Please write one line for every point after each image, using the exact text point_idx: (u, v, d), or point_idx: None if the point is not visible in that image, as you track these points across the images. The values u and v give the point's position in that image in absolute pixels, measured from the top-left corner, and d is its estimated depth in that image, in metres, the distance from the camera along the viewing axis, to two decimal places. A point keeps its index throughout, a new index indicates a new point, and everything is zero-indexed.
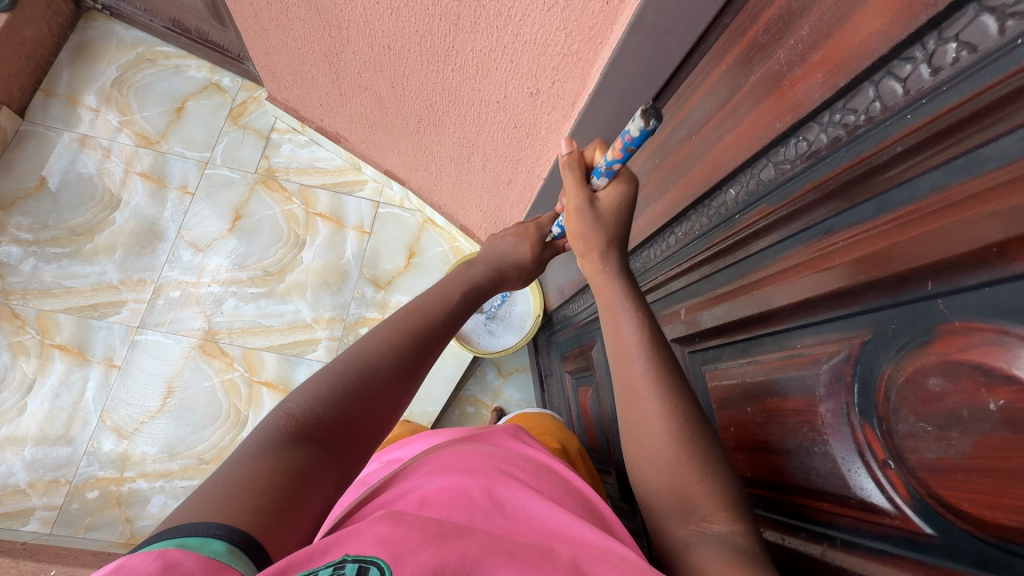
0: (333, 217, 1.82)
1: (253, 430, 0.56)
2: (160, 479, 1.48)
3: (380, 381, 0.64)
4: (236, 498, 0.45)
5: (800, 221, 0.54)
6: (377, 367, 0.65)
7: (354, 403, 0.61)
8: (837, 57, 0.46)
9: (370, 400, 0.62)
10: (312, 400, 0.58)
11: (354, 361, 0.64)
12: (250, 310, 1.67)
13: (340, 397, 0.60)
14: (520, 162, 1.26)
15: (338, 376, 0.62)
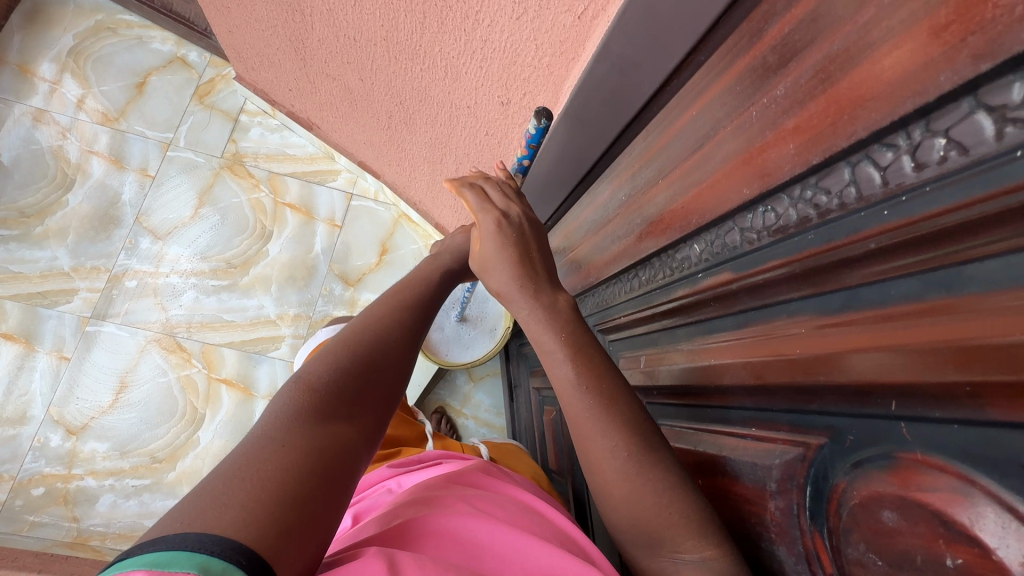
0: (303, 208, 1.73)
1: (272, 406, 0.56)
2: (110, 477, 1.43)
3: (393, 359, 0.67)
4: (267, 488, 0.45)
5: (764, 297, 0.48)
6: (386, 344, 0.68)
7: (371, 380, 0.63)
8: (811, 130, 0.40)
9: (386, 377, 0.65)
10: (327, 377, 0.60)
11: (366, 338, 0.67)
12: (211, 304, 1.60)
13: (357, 375, 0.62)
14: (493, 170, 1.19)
15: (353, 353, 0.64)
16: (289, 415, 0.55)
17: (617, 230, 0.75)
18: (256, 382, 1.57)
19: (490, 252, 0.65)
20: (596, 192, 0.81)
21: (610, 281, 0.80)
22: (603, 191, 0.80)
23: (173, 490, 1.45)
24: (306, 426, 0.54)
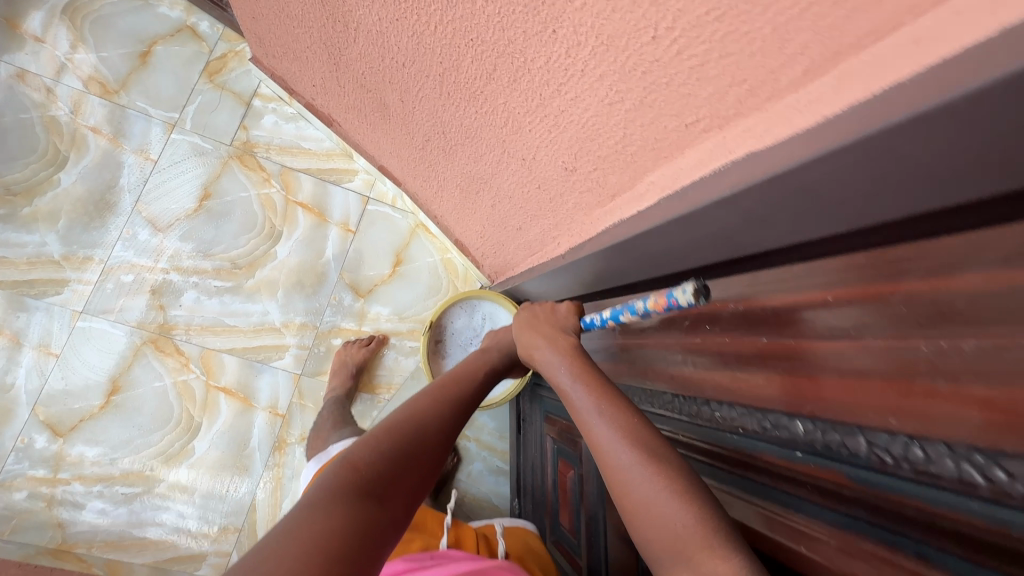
0: (315, 208, 1.63)
1: (323, 478, 0.68)
2: (99, 483, 1.38)
3: (433, 444, 0.79)
4: (308, 552, 0.56)
5: (894, 525, 0.44)
6: (428, 429, 0.79)
7: (410, 464, 0.74)
8: (1007, 415, 0.36)
9: (424, 462, 0.76)
10: (375, 458, 0.72)
11: (412, 425, 0.78)
12: (213, 306, 1.51)
13: (399, 460, 0.73)
14: (536, 218, 1.11)
15: (401, 437, 0.76)
16: (341, 488, 0.66)
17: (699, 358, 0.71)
18: (257, 393, 1.51)
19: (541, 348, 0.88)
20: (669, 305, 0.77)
21: (676, 395, 0.76)
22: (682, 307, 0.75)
23: (165, 499, 1.41)
24: (353, 501, 0.65)
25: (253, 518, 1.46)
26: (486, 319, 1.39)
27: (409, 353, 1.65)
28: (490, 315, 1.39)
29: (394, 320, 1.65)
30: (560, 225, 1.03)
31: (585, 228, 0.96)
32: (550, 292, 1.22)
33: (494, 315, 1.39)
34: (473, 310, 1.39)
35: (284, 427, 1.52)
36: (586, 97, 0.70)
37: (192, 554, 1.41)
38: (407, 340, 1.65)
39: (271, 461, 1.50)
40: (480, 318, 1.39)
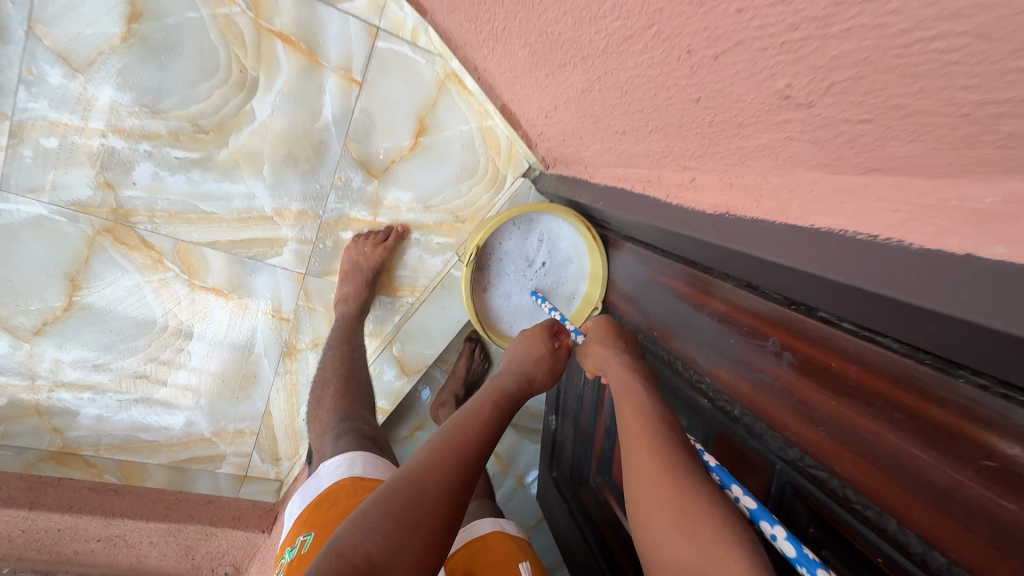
0: (302, 43, 1.11)
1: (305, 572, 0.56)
2: (88, 391, 1.21)
3: (437, 500, 0.62)
4: None
5: None
6: (430, 481, 0.64)
7: (404, 534, 0.59)
8: None
9: (426, 523, 0.61)
10: (360, 528, 0.58)
11: (410, 481, 0.63)
12: (179, 187, 1.14)
13: (393, 527, 0.59)
14: (654, 135, 0.70)
15: (394, 497, 0.61)
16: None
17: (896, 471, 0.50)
18: (253, 294, 1.25)
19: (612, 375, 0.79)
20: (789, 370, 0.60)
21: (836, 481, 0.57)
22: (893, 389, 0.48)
23: (168, 404, 1.27)
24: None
25: (270, 421, 1.36)
26: (542, 236, 1.10)
27: (437, 252, 1.33)
28: (550, 229, 1.09)
29: (417, 210, 1.29)
30: (702, 161, 0.64)
31: (752, 185, 0.57)
32: (646, 232, 0.86)
33: (556, 229, 1.09)
34: (527, 226, 1.08)
35: (292, 332, 1.30)
36: (975, 20, 0.26)
37: (210, 455, 1.33)
38: (434, 235, 1.32)
39: (281, 367, 1.32)
40: (536, 236, 1.09)
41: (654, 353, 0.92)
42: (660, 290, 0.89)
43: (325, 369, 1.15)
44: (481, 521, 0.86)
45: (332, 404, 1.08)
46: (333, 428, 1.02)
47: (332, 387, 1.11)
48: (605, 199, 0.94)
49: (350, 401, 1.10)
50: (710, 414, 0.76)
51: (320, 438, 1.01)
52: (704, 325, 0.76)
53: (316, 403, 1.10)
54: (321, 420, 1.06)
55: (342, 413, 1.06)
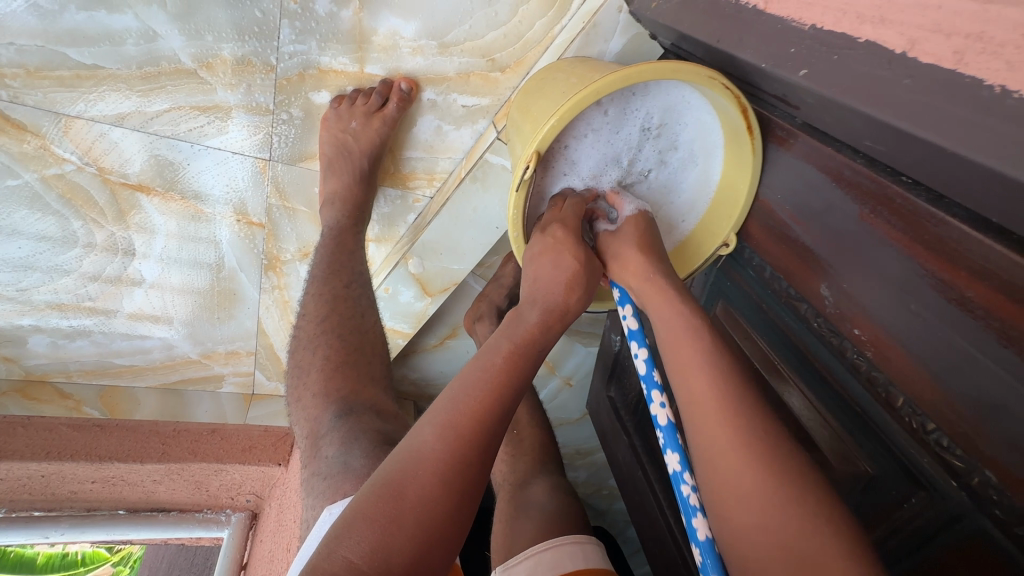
0: None
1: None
2: (26, 316, 0.95)
3: (431, 493, 0.47)
4: None
5: None
6: (420, 467, 0.48)
7: (388, 534, 0.45)
8: None
9: (415, 517, 0.46)
10: (335, 536, 0.45)
11: (396, 470, 0.48)
12: (24, 22, 0.67)
13: (372, 530, 0.45)
14: None
15: (372, 494, 0.47)
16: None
17: None
18: (201, 189, 0.87)
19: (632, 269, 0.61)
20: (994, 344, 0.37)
21: None
22: None
23: (134, 326, 1.02)
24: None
25: (267, 341, 1.09)
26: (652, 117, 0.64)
27: (463, 120, 0.86)
28: (667, 103, 0.63)
29: (426, 53, 0.80)
30: None
31: None
32: (909, 156, 0.39)
33: (677, 103, 0.63)
34: (626, 98, 0.62)
35: (270, 240, 0.95)
36: None
37: (205, 376, 1.12)
38: (457, 93, 0.84)
39: (266, 283, 1.01)
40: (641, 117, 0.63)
41: (829, 345, 0.55)
42: (888, 263, 0.46)
43: (307, 320, 0.81)
44: (559, 542, 0.69)
45: (317, 388, 0.75)
46: (330, 433, 0.69)
47: (320, 359, 0.77)
48: (816, 65, 0.43)
49: (347, 378, 0.76)
50: (966, 513, 0.43)
51: (312, 447, 0.70)
52: (1019, 386, 0.36)
53: (300, 377, 0.77)
54: (308, 411, 0.74)
55: (344, 406, 0.73)
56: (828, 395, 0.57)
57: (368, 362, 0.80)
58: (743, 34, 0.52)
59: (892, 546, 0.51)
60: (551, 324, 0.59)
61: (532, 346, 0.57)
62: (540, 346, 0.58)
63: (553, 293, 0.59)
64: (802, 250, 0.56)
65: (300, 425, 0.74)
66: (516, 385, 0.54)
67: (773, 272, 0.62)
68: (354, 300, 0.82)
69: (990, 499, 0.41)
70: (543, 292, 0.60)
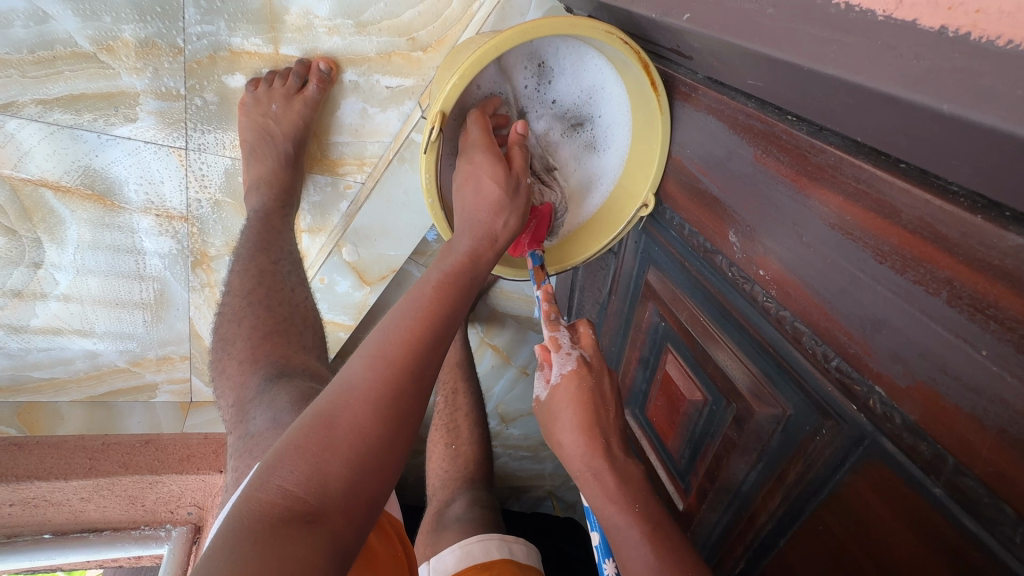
0: None
1: (219, 527, 0.42)
2: None
3: (364, 421, 0.46)
4: None
5: None
6: (352, 397, 0.47)
7: (323, 461, 0.44)
8: None
9: (348, 443, 0.45)
10: (268, 467, 0.44)
11: (327, 403, 0.47)
12: None
13: (306, 459, 0.44)
14: None
15: (302, 426, 0.46)
16: (220, 535, 0.40)
17: (978, 394, 0.34)
18: (113, 183, 0.83)
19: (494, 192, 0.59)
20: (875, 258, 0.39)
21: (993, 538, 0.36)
22: (976, 257, 0.32)
23: (51, 338, 0.96)
24: (236, 540, 0.39)
25: (202, 345, 1.04)
26: (554, 89, 0.67)
27: (388, 102, 0.85)
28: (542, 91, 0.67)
29: (344, 32, 0.78)
30: None
31: None
32: (782, 87, 0.41)
33: (578, 73, 0.66)
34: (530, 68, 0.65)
35: (195, 236, 0.91)
36: None
37: (138, 386, 1.06)
38: (380, 74, 0.83)
39: (194, 281, 0.96)
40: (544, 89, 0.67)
41: (742, 292, 0.57)
42: (781, 200, 0.47)
43: (232, 297, 0.75)
44: (488, 537, 0.76)
45: (244, 356, 0.70)
46: (260, 394, 0.64)
47: (246, 329, 0.72)
48: (697, 8, 0.45)
49: (277, 345, 0.71)
50: (866, 434, 0.45)
51: (240, 413, 0.65)
52: (895, 297, 0.38)
53: (224, 349, 0.72)
54: (234, 380, 0.69)
55: (274, 368, 0.68)
56: (746, 341, 0.58)
57: (301, 331, 0.74)
58: None
59: (809, 480, 0.52)
60: (478, 252, 0.57)
61: (463, 280, 0.56)
62: (472, 273, 0.57)
63: (473, 224, 0.59)
64: (712, 201, 0.58)
65: (226, 395, 0.69)
66: (436, 335, 0.51)
67: (691, 228, 0.63)
68: (282, 276, 0.78)
69: (888, 418, 0.42)
70: (462, 221, 0.59)
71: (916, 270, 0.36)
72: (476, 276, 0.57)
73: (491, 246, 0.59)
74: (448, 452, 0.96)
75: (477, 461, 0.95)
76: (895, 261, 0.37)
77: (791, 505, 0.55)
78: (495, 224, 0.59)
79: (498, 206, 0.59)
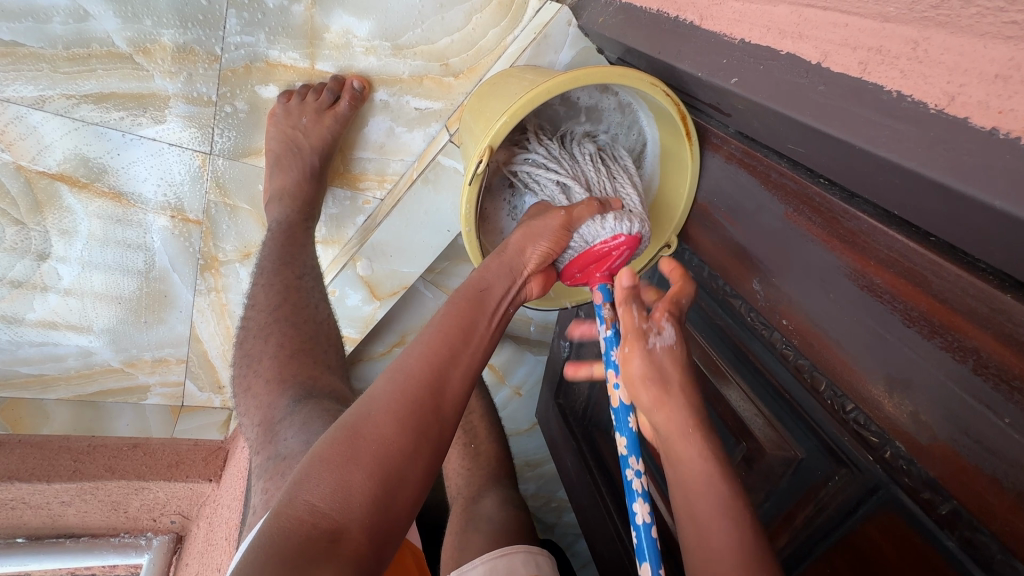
0: None
1: (247, 549, 0.41)
2: None
3: (388, 431, 0.46)
4: None
5: None
6: (375, 409, 0.47)
7: (349, 475, 0.44)
8: None
9: (372, 454, 0.45)
10: (296, 483, 0.44)
11: (351, 416, 0.47)
12: None
13: (331, 473, 0.44)
14: None
15: (328, 440, 0.46)
16: (251, 551, 0.40)
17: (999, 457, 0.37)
18: (128, 182, 0.81)
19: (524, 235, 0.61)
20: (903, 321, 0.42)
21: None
22: (1001, 334, 0.35)
23: (46, 333, 0.93)
24: (266, 560, 0.39)
25: (201, 349, 1.02)
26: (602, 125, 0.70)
27: (415, 123, 0.87)
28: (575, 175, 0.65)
29: (380, 53, 0.80)
30: None
31: None
32: (823, 157, 0.44)
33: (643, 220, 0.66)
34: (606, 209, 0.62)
35: (207, 239, 0.90)
36: None
37: (129, 386, 1.03)
38: (410, 96, 0.84)
39: (201, 285, 0.95)
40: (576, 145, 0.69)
41: (761, 337, 0.59)
42: (810, 256, 0.50)
43: (255, 311, 0.75)
44: (512, 551, 0.67)
45: (271, 373, 0.70)
46: (289, 416, 0.64)
47: (273, 347, 0.72)
48: (745, 74, 0.48)
49: (303, 364, 0.70)
50: (881, 484, 0.47)
51: (267, 434, 0.64)
52: (921, 359, 0.41)
53: (245, 370, 0.72)
54: (260, 400, 0.68)
55: (301, 389, 0.67)
56: (759, 384, 0.60)
57: (326, 350, 0.74)
58: (683, 47, 0.57)
59: (819, 524, 0.55)
60: (496, 266, 0.60)
61: (478, 287, 0.58)
62: (487, 286, 0.59)
63: (509, 245, 0.61)
64: (737, 248, 0.61)
65: (250, 415, 0.68)
66: (453, 346, 0.53)
67: (711, 271, 0.67)
68: (304, 293, 0.77)
69: (902, 468, 0.45)
70: (502, 245, 0.62)
71: (943, 336, 0.39)
72: (491, 285, 0.59)
73: (519, 271, 0.61)
74: (466, 451, 0.94)
75: (497, 460, 0.94)
76: (923, 326, 0.40)
77: (798, 547, 0.58)
78: (526, 250, 0.61)
79: (538, 236, 0.60)
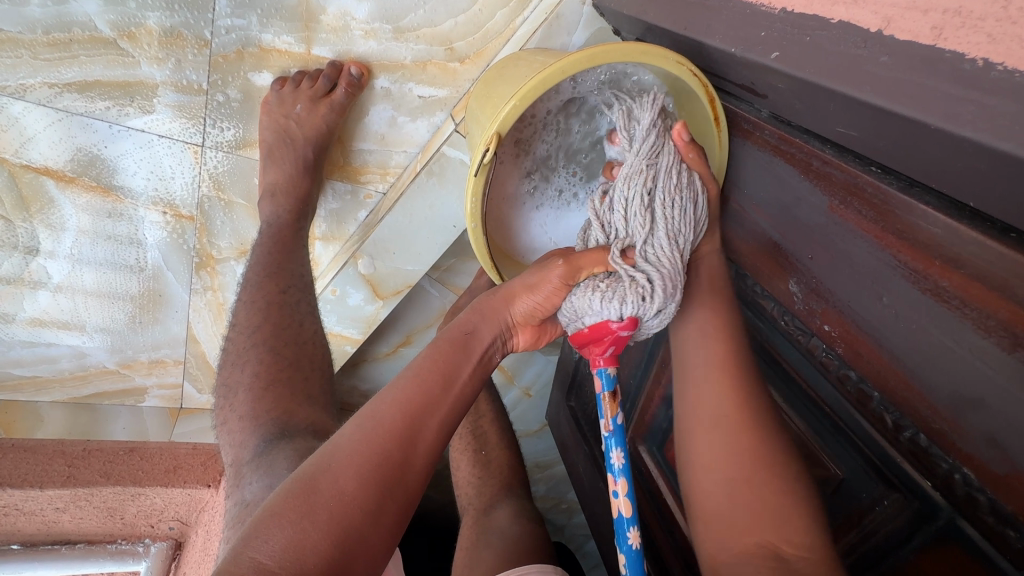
0: None
1: None
2: None
3: (348, 485, 0.43)
4: None
5: None
6: (336, 460, 0.44)
7: (301, 532, 0.40)
8: None
9: (328, 511, 0.41)
10: (244, 538, 0.40)
11: (310, 467, 0.43)
12: None
13: (283, 528, 0.40)
14: None
15: (284, 491, 0.42)
16: None
17: None
18: (116, 176, 0.77)
19: (522, 282, 0.54)
20: (978, 330, 0.36)
21: None
22: None
23: (38, 333, 0.90)
24: None
25: (198, 350, 0.98)
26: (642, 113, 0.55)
27: (419, 112, 0.81)
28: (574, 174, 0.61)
29: (380, 37, 0.75)
30: None
31: None
32: (884, 140, 0.38)
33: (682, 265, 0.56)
34: (599, 279, 0.53)
35: (201, 236, 0.86)
36: None
37: (125, 389, 1.00)
38: (413, 82, 0.79)
39: (197, 284, 0.91)
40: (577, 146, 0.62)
41: (797, 344, 0.54)
42: (859, 254, 0.44)
43: (237, 332, 0.72)
44: (528, 569, 0.61)
45: (245, 409, 0.66)
46: (257, 458, 0.60)
47: (249, 376, 0.68)
48: (788, 47, 0.42)
49: (279, 398, 0.66)
50: (940, 513, 0.41)
51: (236, 476, 0.61)
52: (998, 375, 0.35)
53: (228, 397, 0.68)
54: (234, 436, 0.65)
55: (275, 428, 0.63)
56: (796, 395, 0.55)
57: (307, 376, 0.70)
58: (712, 22, 0.52)
59: (864, 552, 0.50)
60: (485, 310, 0.55)
61: (462, 332, 0.53)
62: (472, 331, 0.54)
63: (499, 292, 0.55)
64: (771, 244, 0.55)
65: (230, 446, 0.65)
66: (433, 397, 0.49)
67: (740, 270, 0.61)
68: (291, 306, 0.73)
69: (969, 498, 0.39)
70: (495, 288, 0.56)
71: None
72: (477, 333, 0.54)
73: (506, 322, 0.56)
74: (476, 459, 0.89)
75: (509, 465, 0.89)
76: (1002, 337, 0.34)
77: None
78: (516, 299, 0.55)
79: (532, 288, 0.54)
